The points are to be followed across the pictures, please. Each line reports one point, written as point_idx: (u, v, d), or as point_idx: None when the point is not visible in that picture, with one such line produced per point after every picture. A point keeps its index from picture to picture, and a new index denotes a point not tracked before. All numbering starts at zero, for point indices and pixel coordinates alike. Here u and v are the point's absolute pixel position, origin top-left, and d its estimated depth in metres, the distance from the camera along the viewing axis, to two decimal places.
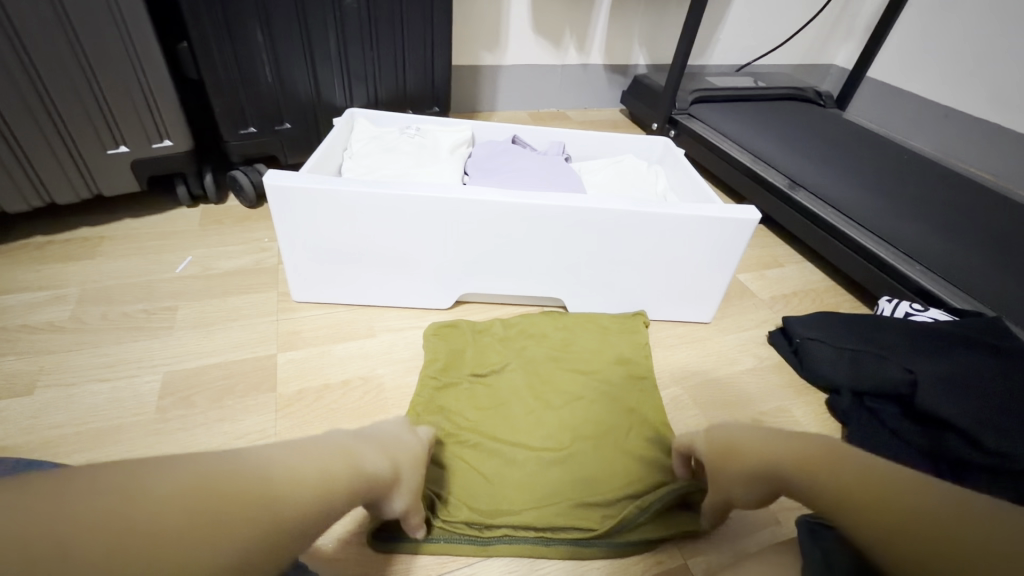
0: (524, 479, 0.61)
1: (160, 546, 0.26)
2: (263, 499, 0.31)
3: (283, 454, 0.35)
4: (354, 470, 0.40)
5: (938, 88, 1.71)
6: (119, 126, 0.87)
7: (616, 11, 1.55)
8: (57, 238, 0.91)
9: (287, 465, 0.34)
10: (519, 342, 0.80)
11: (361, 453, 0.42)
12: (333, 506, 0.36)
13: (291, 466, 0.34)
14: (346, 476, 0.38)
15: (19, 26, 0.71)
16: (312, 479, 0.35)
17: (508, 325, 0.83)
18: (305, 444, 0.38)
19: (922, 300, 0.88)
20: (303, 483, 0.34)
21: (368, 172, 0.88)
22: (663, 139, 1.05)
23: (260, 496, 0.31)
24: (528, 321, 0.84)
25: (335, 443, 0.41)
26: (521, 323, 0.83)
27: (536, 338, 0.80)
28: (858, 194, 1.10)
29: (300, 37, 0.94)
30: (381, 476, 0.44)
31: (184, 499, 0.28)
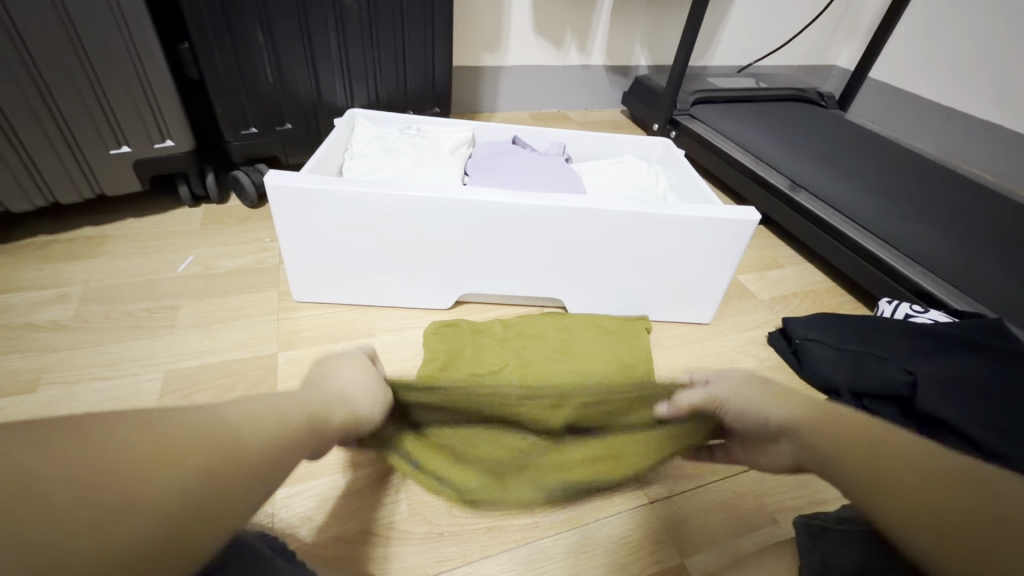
0: (515, 450, 0.60)
1: (132, 483, 0.26)
2: (231, 434, 0.32)
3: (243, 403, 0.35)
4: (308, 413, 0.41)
5: (940, 89, 1.70)
6: (121, 126, 0.87)
7: (617, 12, 1.55)
8: (59, 237, 0.91)
9: (253, 418, 0.35)
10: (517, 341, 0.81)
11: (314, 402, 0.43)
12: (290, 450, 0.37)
13: (249, 412, 0.35)
14: (302, 422, 0.39)
15: (22, 26, 0.72)
16: (270, 423, 0.36)
17: (508, 326, 0.84)
18: (263, 397, 0.38)
19: (923, 301, 0.88)
20: (264, 431, 0.35)
21: (368, 172, 0.88)
22: (664, 139, 1.05)
23: (227, 433, 0.32)
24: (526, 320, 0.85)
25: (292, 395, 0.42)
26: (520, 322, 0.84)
27: (535, 339, 0.81)
28: (859, 195, 1.10)
29: (301, 38, 0.94)
30: (339, 425, 0.45)
31: (136, 456, 0.27)
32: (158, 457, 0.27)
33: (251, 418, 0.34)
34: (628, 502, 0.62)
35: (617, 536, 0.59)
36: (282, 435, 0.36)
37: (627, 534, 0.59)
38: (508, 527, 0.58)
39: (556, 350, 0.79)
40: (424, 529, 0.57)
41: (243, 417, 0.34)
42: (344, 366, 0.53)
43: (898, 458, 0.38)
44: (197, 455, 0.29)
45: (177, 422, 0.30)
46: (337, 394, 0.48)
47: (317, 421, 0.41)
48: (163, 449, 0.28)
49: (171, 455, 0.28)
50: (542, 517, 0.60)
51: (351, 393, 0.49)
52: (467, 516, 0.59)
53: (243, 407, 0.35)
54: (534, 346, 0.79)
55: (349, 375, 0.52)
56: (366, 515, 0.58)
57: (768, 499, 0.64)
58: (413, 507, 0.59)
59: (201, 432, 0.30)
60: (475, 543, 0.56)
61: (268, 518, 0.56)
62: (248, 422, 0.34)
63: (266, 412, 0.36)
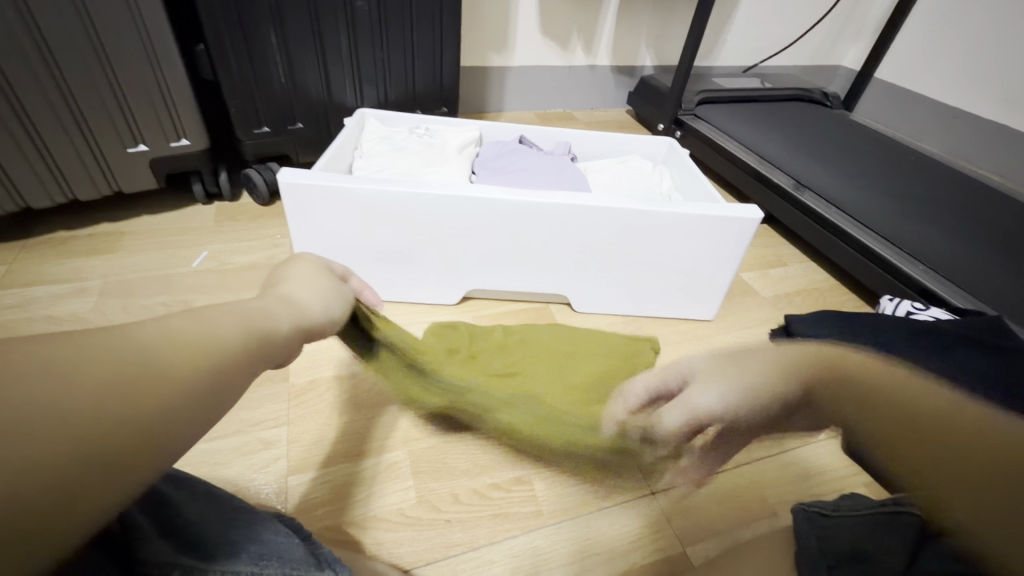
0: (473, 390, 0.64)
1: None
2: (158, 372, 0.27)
3: (167, 327, 0.30)
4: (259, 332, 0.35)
5: (948, 89, 1.70)
6: (137, 124, 0.89)
7: (623, 12, 1.57)
8: (78, 233, 0.94)
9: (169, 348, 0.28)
10: (530, 343, 0.80)
11: (262, 319, 0.37)
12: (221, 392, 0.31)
13: (183, 338, 0.30)
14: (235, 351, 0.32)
15: (43, 26, 0.74)
16: (210, 347, 0.31)
17: (509, 332, 0.81)
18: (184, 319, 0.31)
19: (924, 299, 0.89)
20: (182, 368, 0.28)
21: (378, 170, 0.90)
22: (668, 139, 1.06)
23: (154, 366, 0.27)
24: (544, 326, 0.85)
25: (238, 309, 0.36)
26: (529, 326, 0.84)
27: (534, 343, 0.79)
28: (862, 194, 1.11)
29: (313, 39, 0.96)
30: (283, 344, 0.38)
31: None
32: (51, 400, 0.22)
33: (182, 346, 0.29)
34: None
35: (619, 525, 0.60)
36: (224, 365, 0.31)
37: (628, 524, 0.61)
38: (514, 515, 0.60)
39: (550, 355, 0.76)
40: (433, 516, 0.59)
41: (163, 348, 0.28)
42: (304, 282, 0.46)
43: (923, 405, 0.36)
44: (111, 400, 0.24)
45: (76, 356, 0.25)
46: (283, 305, 0.41)
47: (264, 339, 0.36)
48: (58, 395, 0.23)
49: (61, 397, 0.23)
50: (546, 506, 0.61)
51: (309, 312, 0.43)
52: (474, 504, 0.61)
53: (167, 333, 0.29)
54: (533, 350, 0.77)
55: (297, 285, 0.45)
56: (377, 501, 0.59)
57: None
58: (422, 495, 0.61)
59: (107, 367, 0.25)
60: (482, 529, 0.58)
61: (282, 503, 0.58)
62: (178, 353, 0.29)
63: (206, 335, 0.31)
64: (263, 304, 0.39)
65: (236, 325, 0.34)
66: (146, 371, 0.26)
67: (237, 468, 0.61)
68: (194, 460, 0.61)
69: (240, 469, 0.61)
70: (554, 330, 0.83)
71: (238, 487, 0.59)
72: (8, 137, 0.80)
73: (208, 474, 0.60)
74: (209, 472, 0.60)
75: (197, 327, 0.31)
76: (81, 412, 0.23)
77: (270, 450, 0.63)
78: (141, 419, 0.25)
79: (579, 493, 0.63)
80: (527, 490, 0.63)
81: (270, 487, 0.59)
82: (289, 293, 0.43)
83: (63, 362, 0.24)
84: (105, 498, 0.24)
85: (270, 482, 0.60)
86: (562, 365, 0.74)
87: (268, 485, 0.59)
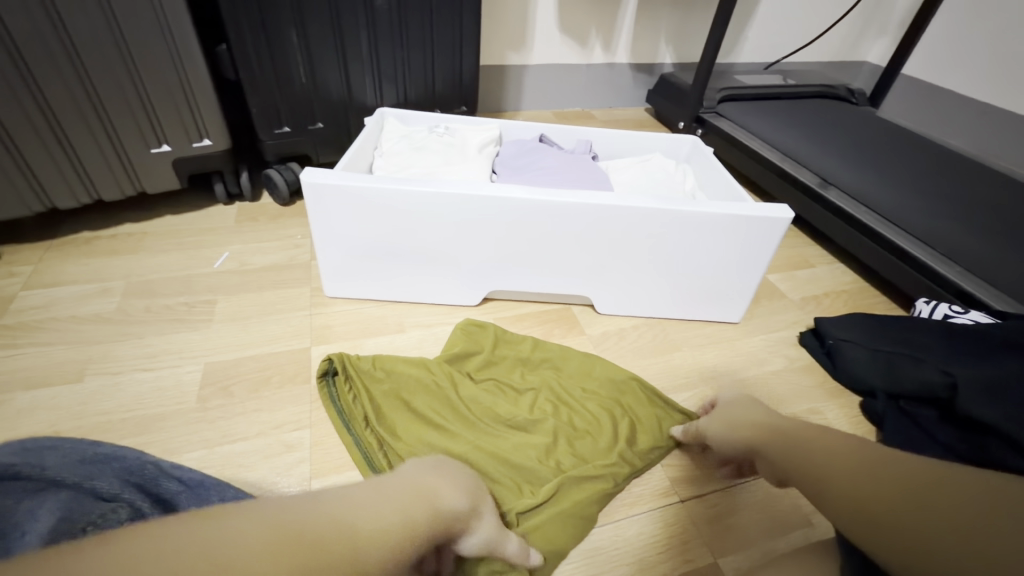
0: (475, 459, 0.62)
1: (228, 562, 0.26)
2: (316, 550, 0.29)
3: (341, 504, 0.33)
4: (418, 511, 0.36)
5: (980, 85, 1.65)
6: (161, 125, 0.90)
7: (643, 9, 1.54)
8: (102, 234, 0.95)
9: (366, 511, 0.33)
10: (542, 378, 0.74)
11: (425, 497, 0.38)
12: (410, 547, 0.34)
13: (350, 514, 0.32)
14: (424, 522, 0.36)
15: (71, 27, 0.74)
16: (380, 530, 0.32)
17: (538, 347, 0.79)
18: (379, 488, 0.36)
19: (961, 301, 0.86)
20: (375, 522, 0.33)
21: (399, 170, 0.90)
22: (692, 137, 1.04)
23: (316, 532, 0.30)
24: (569, 351, 0.79)
25: (406, 482, 0.38)
26: (549, 347, 0.79)
27: (556, 372, 0.76)
28: (893, 193, 1.07)
29: (333, 39, 0.96)
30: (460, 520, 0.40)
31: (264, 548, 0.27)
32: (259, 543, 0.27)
33: (357, 526, 0.32)
34: (658, 500, 0.62)
35: (649, 534, 0.59)
36: (393, 541, 0.32)
37: (658, 533, 0.59)
38: None
39: (561, 390, 0.72)
40: None
41: (323, 519, 0.31)
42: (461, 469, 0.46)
43: (839, 462, 0.40)
44: (264, 569, 0.26)
45: (249, 537, 0.27)
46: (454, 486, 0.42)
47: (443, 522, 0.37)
48: (230, 550, 0.26)
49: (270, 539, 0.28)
50: None
51: (477, 500, 0.44)
52: None
53: (339, 507, 0.32)
54: (543, 389, 0.73)
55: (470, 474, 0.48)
56: None
57: (802, 501, 0.63)
58: None
59: (269, 531, 0.28)
60: None
61: None
62: (346, 523, 0.31)
63: (373, 512, 0.33)
64: (429, 485, 0.40)
65: (405, 501, 0.36)
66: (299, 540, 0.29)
67: (260, 471, 0.60)
68: (217, 462, 0.61)
69: (263, 472, 0.60)
70: (572, 358, 0.78)
71: (262, 490, 0.58)
72: (35, 136, 0.81)
73: (232, 476, 0.60)
74: (232, 474, 0.60)
75: (369, 504, 0.34)
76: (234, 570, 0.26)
77: (293, 453, 0.63)
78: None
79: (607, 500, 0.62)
80: None
81: (293, 491, 0.59)
82: (450, 482, 0.42)
83: (242, 521, 0.28)
84: None
85: (293, 485, 0.59)
86: (568, 414, 0.69)
87: (291, 488, 0.59)
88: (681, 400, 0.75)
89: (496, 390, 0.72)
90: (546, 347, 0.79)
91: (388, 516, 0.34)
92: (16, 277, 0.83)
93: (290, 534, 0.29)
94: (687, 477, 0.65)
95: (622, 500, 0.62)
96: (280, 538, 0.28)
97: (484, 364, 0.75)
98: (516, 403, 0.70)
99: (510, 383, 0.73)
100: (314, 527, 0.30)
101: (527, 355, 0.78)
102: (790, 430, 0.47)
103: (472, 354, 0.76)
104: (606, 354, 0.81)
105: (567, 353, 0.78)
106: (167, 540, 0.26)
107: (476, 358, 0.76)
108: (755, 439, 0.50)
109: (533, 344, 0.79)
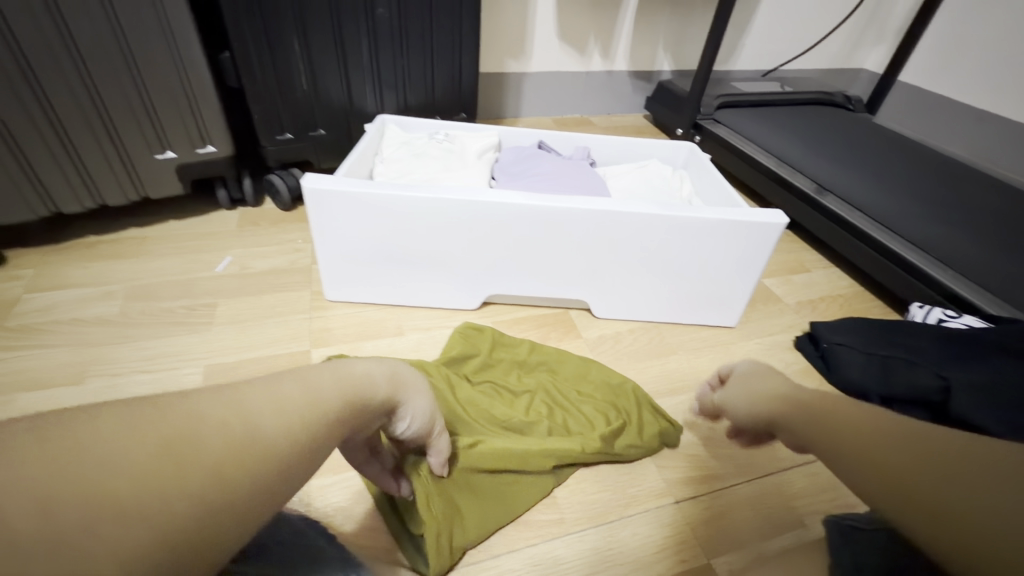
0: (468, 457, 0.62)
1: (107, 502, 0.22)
2: (217, 455, 0.25)
3: (237, 403, 0.28)
4: (336, 402, 0.33)
5: (976, 92, 1.66)
6: (165, 132, 0.92)
7: (641, 18, 1.56)
8: (106, 238, 0.96)
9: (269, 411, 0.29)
10: (538, 380, 0.75)
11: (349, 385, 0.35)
12: (319, 443, 0.31)
13: (251, 411, 0.28)
14: (337, 410, 0.33)
15: (78, 35, 0.76)
16: (288, 430, 0.29)
17: (536, 350, 0.80)
18: (286, 382, 0.31)
19: (955, 305, 0.86)
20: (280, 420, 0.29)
21: (398, 176, 0.91)
22: (688, 143, 1.05)
23: (213, 439, 0.26)
24: (566, 356, 0.79)
25: (327, 372, 0.34)
26: (546, 351, 0.80)
27: (552, 375, 0.77)
28: (888, 198, 1.08)
29: (334, 47, 0.98)
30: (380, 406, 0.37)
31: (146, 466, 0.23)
32: (138, 468, 0.23)
33: (264, 431, 0.28)
34: (653, 501, 0.63)
35: (643, 535, 0.59)
36: (302, 436, 0.29)
37: (653, 534, 0.59)
38: (534, 522, 0.59)
39: (557, 393, 0.73)
40: None
41: (214, 420, 0.26)
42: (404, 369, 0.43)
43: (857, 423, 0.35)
44: (152, 489, 0.23)
45: (133, 450, 0.23)
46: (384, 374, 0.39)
47: (361, 409, 0.35)
48: (96, 468, 0.22)
49: (148, 462, 0.23)
50: (567, 514, 0.60)
51: (407, 383, 0.41)
52: None
53: (239, 399, 0.28)
54: (539, 392, 0.73)
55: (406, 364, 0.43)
56: None
57: (795, 503, 0.64)
58: None
59: (143, 441, 0.24)
60: (502, 537, 0.58)
61: (303, 506, 0.58)
62: (247, 427, 0.27)
63: (279, 410, 0.29)
64: (348, 367, 0.37)
65: (320, 391, 0.32)
66: (190, 447, 0.25)
67: None
68: None
69: None
70: (568, 362, 0.78)
71: None
72: (42, 142, 0.82)
73: None
74: None
75: (276, 400, 0.30)
76: (113, 489, 0.22)
77: None
78: (178, 519, 0.23)
79: (602, 501, 0.62)
80: (548, 498, 0.62)
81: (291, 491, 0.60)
82: (374, 362, 0.39)
83: (111, 428, 0.24)
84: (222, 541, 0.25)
85: None
86: (562, 416, 0.70)
87: None
88: (677, 403, 0.76)
89: (492, 391, 0.73)
90: (543, 350, 0.80)
91: (300, 408, 0.30)
92: (21, 280, 0.85)
93: (174, 441, 0.25)
94: (681, 479, 0.66)
95: (617, 501, 0.62)
96: (167, 454, 0.24)
97: (479, 366, 0.76)
98: (510, 405, 0.71)
99: (503, 387, 0.74)
100: (211, 432, 0.26)
101: (523, 357, 0.79)
102: (805, 405, 0.42)
103: (467, 356, 0.77)
104: (602, 357, 0.82)
105: (563, 357, 0.79)
106: (70, 440, 0.23)
107: (471, 359, 0.77)
108: (774, 412, 0.44)
109: (531, 347, 0.80)
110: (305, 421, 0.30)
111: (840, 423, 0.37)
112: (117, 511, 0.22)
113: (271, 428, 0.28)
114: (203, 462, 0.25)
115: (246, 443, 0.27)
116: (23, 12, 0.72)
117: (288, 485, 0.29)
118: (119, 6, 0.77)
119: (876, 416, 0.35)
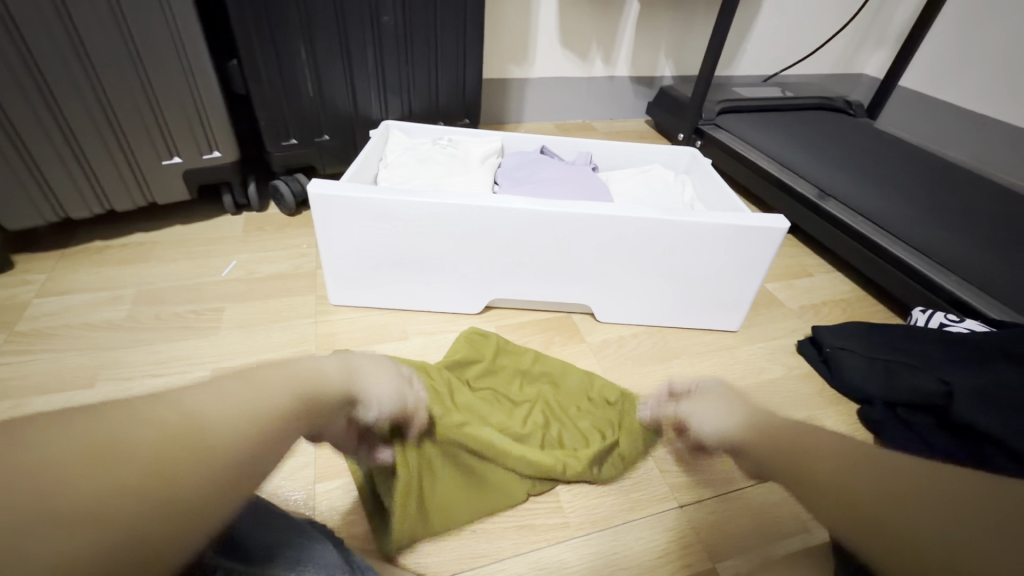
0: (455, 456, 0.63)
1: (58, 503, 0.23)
2: (169, 450, 0.27)
3: (188, 402, 0.30)
4: (281, 393, 0.35)
5: (977, 97, 1.67)
6: (172, 138, 0.92)
7: (643, 24, 1.58)
8: (113, 243, 0.97)
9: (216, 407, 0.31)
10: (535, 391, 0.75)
11: (298, 380, 0.38)
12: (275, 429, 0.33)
13: (198, 408, 0.30)
14: (284, 400, 0.35)
15: (87, 41, 0.77)
16: (235, 418, 0.31)
17: (539, 361, 0.80)
18: (228, 381, 0.33)
19: (958, 310, 0.86)
20: (231, 412, 0.31)
21: (403, 181, 0.92)
22: (691, 149, 1.06)
23: (163, 429, 0.28)
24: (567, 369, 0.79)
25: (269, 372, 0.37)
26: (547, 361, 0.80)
27: (553, 386, 0.77)
28: (890, 203, 1.09)
29: (340, 53, 0.99)
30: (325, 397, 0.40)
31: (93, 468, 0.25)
32: (84, 470, 0.25)
33: (214, 423, 0.30)
34: (657, 505, 0.63)
35: (648, 539, 0.60)
36: (254, 425, 0.32)
37: (657, 539, 0.60)
38: (539, 526, 0.60)
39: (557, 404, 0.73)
40: (458, 526, 0.59)
41: (156, 419, 0.28)
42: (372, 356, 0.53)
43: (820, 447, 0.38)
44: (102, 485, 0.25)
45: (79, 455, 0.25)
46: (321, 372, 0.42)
47: (309, 398, 0.38)
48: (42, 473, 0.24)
49: (95, 463, 0.25)
50: (572, 518, 0.61)
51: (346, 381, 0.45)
52: (499, 514, 0.60)
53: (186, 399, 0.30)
54: (539, 402, 0.73)
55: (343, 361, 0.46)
56: None
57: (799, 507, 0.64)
58: None
59: (89, 445, 0.26)
60: (507, 541, 0.58)
61: (309, 510, 0.59)
62: (194, 421, 0.29)
63: (223, 403, 0.31)
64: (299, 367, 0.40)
65: (273, 389, 0.35)
66: (143, 442, 0.27)
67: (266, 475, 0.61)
68: None
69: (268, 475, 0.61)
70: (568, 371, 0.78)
71: (266, 493, 0.60)
72: (50, 147, 0.83)
73: None
74: None
75: (224, 395, 0.32)
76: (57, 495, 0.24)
77: (298, 457, 0.64)
78: (134, 500, 0.25)
79: (607, 506, 0.63)
80: (552, 502, 0.62)
81: (298, 494, 0.60)
82: (313, 364, 0.42)
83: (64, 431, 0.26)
84: (192, 517, 0.27)
85: (298, 489, 0.61)
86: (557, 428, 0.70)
87: (295, 492, 0.60)
88: None
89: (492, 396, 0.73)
90: (549, 361, 0.80)
91: (249, 402, 0.33)
92: (29, 285, 0.85)
93: (123, 441, 0.26)
94: (685, 484, 0.66)
95: (622, 505, 0.63)
96: (124, 447, 0.26)
97: (484, 371, 0.76)
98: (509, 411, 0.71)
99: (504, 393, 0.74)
100: (161, 427, 0.28)
101: (527, 366, 0.79)
102: (786, 426, 0.44)
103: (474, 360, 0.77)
104: (605, 361, 0.82)
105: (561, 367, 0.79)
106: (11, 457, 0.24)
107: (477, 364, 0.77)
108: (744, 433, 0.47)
109: (535, 357, 0.80)
110: (257, 411, 0.32)
111: (811, 450, 0.39)
112: (76, 512, 0.24)
113: (223, 419, 0.30)
114: (152, 453, 0.27)
115: (198, 434, 0.29)
116: (34, 16, 0.72)
117: (255, 467, 0.31)
118: (129, 13, 0.78)
119: (841, 443, 0.38)
